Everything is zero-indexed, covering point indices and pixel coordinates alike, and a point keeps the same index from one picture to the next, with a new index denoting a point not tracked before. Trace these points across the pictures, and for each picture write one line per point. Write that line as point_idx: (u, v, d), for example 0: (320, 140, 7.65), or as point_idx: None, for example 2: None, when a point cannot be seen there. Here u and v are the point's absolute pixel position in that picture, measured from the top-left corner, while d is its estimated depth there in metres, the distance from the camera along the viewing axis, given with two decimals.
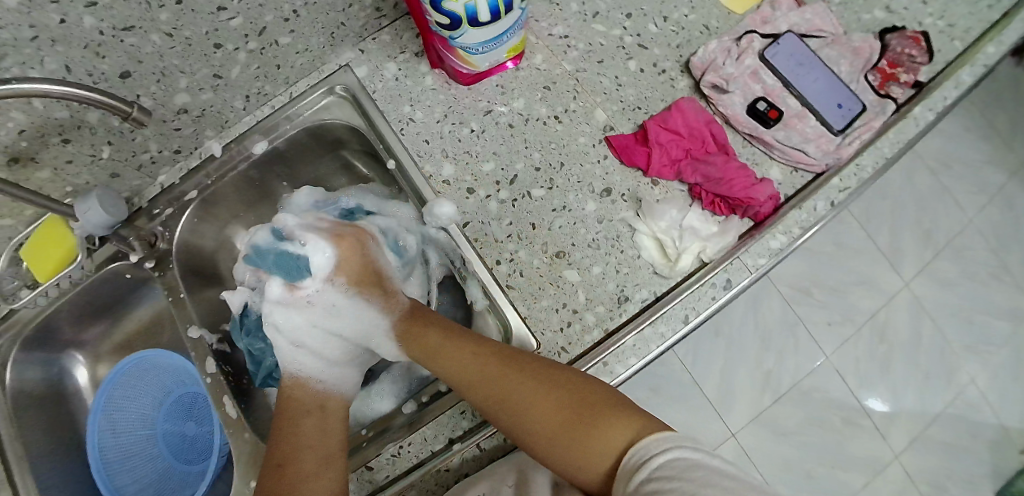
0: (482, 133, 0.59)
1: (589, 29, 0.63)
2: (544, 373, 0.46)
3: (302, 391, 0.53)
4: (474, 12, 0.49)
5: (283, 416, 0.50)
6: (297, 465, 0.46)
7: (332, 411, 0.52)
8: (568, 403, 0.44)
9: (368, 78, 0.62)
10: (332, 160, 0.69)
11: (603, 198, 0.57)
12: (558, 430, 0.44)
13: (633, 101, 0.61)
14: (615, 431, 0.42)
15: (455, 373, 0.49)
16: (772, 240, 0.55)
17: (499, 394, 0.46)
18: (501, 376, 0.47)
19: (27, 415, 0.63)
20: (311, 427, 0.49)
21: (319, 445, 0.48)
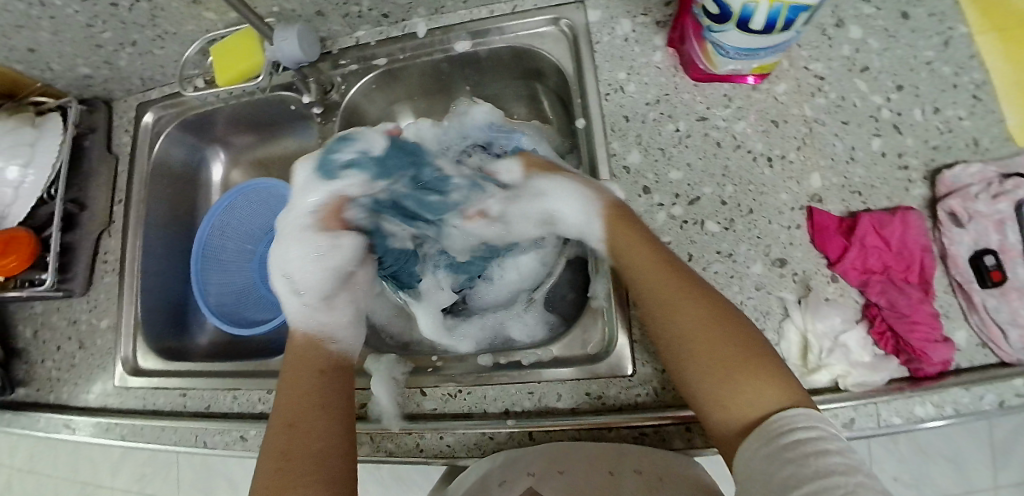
0: (686, 138, 0.54)
1: (849, 81, 0.55)
2: (715, 303, 0.44)
3: (314, 350, 0.49)
4: (750, 16, 0.45)
5: (291, 376, 0.47)
6: (308, 429, 0.42)
7: (341, 370, 0.48)
8: (728, 348, 0.41)
9: (598, 25, 0.57)
10: (520, 86, 0.66)
11: (774, 267, 0.52)
12: (714, 368, 0.41)
13: (856, 182, 0.53)
14: (761, 393, 0.40)
15: (634, 266, 0.47)
16: (916, 406, 0.49)
17: (669, 312, 0.44)
18: (672, 287, 0.44)
19: (160, 181, 0.73)
20: (318, 387, 0.46)
21: (323, 405, 0.44)
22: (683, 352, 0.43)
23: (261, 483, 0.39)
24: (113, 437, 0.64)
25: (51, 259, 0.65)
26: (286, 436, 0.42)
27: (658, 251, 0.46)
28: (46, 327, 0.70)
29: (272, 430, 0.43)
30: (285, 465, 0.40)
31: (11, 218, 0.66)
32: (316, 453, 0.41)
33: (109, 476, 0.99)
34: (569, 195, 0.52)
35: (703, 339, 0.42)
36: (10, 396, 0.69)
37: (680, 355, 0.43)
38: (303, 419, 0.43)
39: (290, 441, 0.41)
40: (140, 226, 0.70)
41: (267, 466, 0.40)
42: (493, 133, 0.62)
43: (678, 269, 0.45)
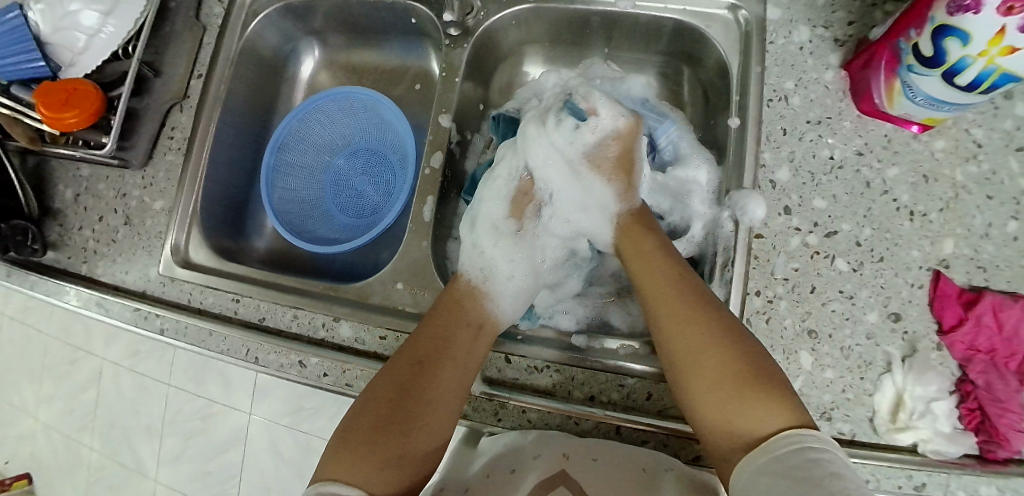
0: (838, 168, 0.53)
1: (1004, 155, 0.53)
2: (729, 334, 0.42)
3: (472, 303, 0.52)
4: (962, 71, 0.43)
5: (442, 316, 0.51)
6: (427, 383, 0.46)
7: (483, 337, 0.51)
8: (715, 363, 0.41)
9: (775, 25, 0.55)
10: (667, 62, 0.65)
11: (887, 319, 0.51)
12: (710, 387, 0.41)
13: (984, 259, 0.52)
14: (760, 415, 0.38)
15: (656, 299, 0.47)
16: (982, 486, 0.49)
17: (671, 344, 0.44)
18: (684, 311, 0.45)
19: (248, 63, 0.67)
20: (458, 345, 0.49)
21: (451, 362, 0.48)
22: (686, 377, 0.42)
23: (373, 401, 0.44)
24: (152, 328, 0.60)
25: (114, 123, 0.58)
26: (413, 371, 0.46)
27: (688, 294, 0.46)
28: (91, 194, 0.65)
29: (399, 356, 0.48)
30: (399, 400, 0.44)
31: (78, 68, 0.59)
32: (423, 402, 0.45)
33: (106, 347, 0.97)
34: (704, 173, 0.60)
35: (708, 364, 0.41)
36: (40, 258, 0.65)
37: (683, 357, 0.43)
38: (428, 372, 0.46)
39: (413, 384, 0.45)
40: (215, 110, 0.64)
41: (381, 393, 0.45)
42: (645, 111, 0.64)
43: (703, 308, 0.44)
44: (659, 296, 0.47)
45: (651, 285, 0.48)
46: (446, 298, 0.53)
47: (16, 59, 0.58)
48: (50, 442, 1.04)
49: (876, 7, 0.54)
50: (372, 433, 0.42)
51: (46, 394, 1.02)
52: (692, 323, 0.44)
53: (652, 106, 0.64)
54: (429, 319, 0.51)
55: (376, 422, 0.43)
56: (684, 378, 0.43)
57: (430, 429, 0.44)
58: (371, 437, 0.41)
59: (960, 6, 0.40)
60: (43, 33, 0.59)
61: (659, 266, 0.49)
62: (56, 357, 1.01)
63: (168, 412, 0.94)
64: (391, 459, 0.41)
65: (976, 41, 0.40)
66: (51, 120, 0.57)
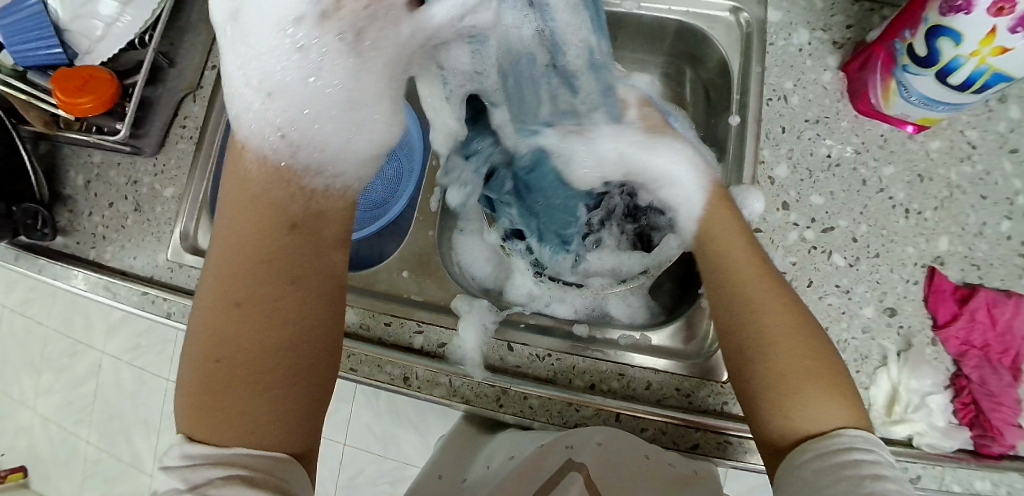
0: (835, 167, 0.54)
1: (997, 157, 0.54)
2: (810, 327, 0.42)
3: (296, 192, 0.38)
4: (955, 70, 0.44)
5: (244, 207, 0.37)
6: (255, 324, 0.35)
7: (311, 233, 0.38)
8: (801, 354, 0.40)
9: (775, 27, 0.57)
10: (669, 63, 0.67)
11: (883, 314, 0.52)
12: (779, 374, 0.40)
13: (977, 257, 0.53)
14: (822, 410, 0.38)
15: (732, 280, 0.44)
16: (977, 479, 0.50)
17: (755, 317, 0.42)
18: (761, 297, 0.42)
19: None
20: (281, 261, 0.36)
21: (280, 285, 0.35)
22: (758, 367, 0.41)
23: (196, 363, 0.35)
24: (159, 312, 0.61)
25: (129, 110, 0.60)
26: (231, 315, 0.34)
27: (767, 279, 0.43)
28: (102, 181, 0.67)
29: (213, 297, 0.35)
30: (224, 349, 0.34)
31: (94, 55, 0.61)
32: (255, 342, 0.34)
33: (105, 339, 0.97)
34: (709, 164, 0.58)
35: (783, 353, 0.40)
36: (49, 242, 0.66)
37: (755, 338, 0.41)
38: (248, 314, 0.35)
39: (234, 329, 0.34)
40: (227, 100, 0.65)
41: (202, 345, 0.35)
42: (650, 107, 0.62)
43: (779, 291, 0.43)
44: (743, 265, 0.44)
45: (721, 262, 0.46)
46: (235, 190, 0.38)
47: (33, 45, 0.59)
48: (48, 434, 1.04)
49: (873, 11, 0.56)
50: (205, 386, 0.34)
51: (45, 386, 1.02)
52: (780, 306, 0.42)
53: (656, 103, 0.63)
54: (220, 239, 0.37)
55: (209, 374, 0.34)
56: (756, 360, 0.41)
57: (291, 365, 0.36)
58: (204, 391, 0.34)
59: (952, 7, 0.42)
60: (60, 21, 0.60)
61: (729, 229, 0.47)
62: (55, 348, 1.01)
63: (167, 405, 0.95)
64: (242, 415, 0.33)
65: (968, 40, 0.42)
66: (66, 105, 0.58)
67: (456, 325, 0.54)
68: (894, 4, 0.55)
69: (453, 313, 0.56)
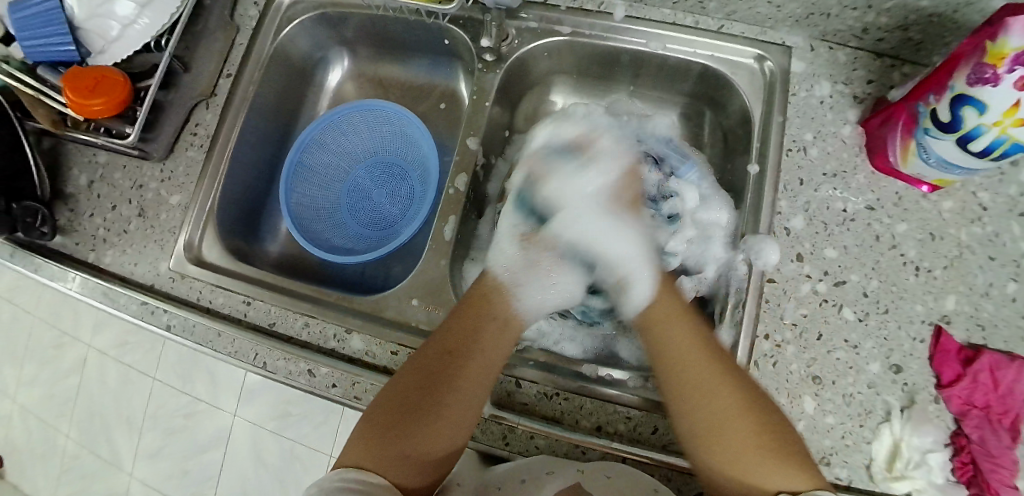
0: (850, 221, 0.55)
1: (1007, 219, 0.55)
2: (750, 406, 0.43)
3: (500, 298, 0.53)
4: (975, 138, 0.45)
5: (472, 314, 0.51)
6: (455, 377, 0.47)
7: (505, 331, 0.51)
8: (733, 424, 0.43)
9: (798, 78, 0.58)
10: (689, 101, 0.67)
11: (888, 370, 0.53)
12: (717, 440, 0.43)
13: (984, 318, 0.53)
14: (780, 480, 0.39)
15: (671, 369, 0.47)
16: None
17: (695, 389, 0.45)
18: (711, 382, 0.45)
19: (277, 67, 0.68)
20: (487, 340, 0.49)
21: (479, 351, 0.49)
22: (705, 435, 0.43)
23: (394, 394, 0.46)
24: (159, 324, 0.59)
25: (140, 114, 0.58)
26: (442, 364, 0.47)
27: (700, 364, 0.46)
28: (106, 182, 0.65)
29: (431, 347, 0.49)
30: (427, 386, 0.46)
31: (108, 55, 0.60)
32: (446, 397, 0.46)
33: (93, 334, 0.95)
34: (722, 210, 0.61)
35: (728, 424, 0.43)
36: (47, 242, 0.64)
37: (705, 423, 0.44)
38: (453, 367, 0.47)
39: (439, 376, 0.47)
40: (242, 110, 0.65)
41: (410, 377, 0.47)
42: (668, 150, 0.66)
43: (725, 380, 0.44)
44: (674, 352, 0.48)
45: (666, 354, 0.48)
46: (479, 288, 0.54)
47: (44, 40, 0.58)
48: (25, 425, 1.01)
49: (894, 68, 0.57)
50: (392, 422, 0.44)
51: (28, 376, 0.99)
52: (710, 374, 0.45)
53: (675, 146, 0.66)
54: (465, 301, 0.53)
55: (402, 407, 0.45)
56: (695, 421, 0.44)
57: (455, 422, 0.45)
58: (391, 428, 0.44)
59: (979, 78, 0.42)
60: (76, 18, 0.58)
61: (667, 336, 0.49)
62: (40, 340, 0.98)
63: (150, 406, 0.92)
64: (408, 455, 0.43)
65: (992, 110, 0.42)
66: (76, 106, 0.56)
67: None
68: (916, 64, 0.56)
69: None
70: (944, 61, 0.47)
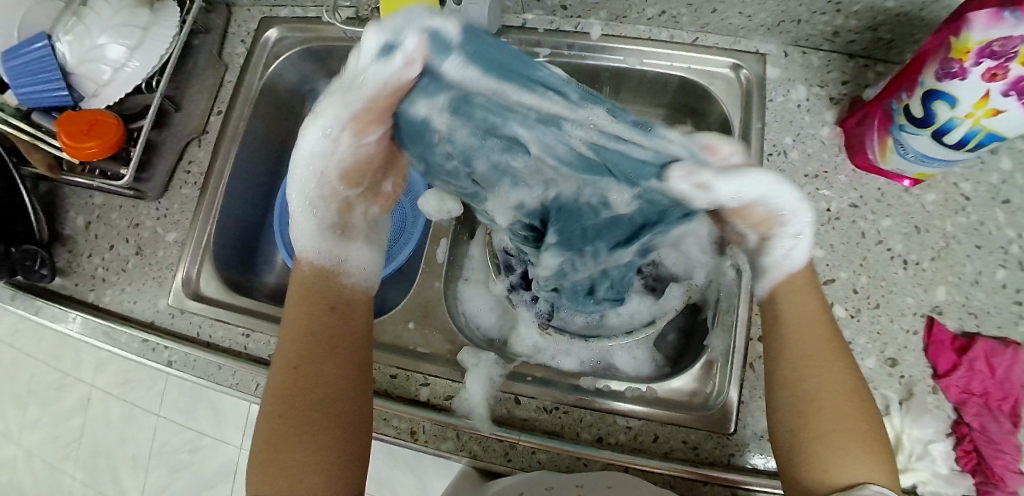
0: (835, 220, 0.56)
1: (990, 208, 0.56)
2: (852, 393, 0.42)
3: (322, 284, 0.49)
4: (949, 131, 0.46)
5: (294, 318, 0.47)
6: (313, 382, 0.44)
7: (343, 311, 0.48)
8: (844, 417, 0.41)
9: (773, 84, 0.59)
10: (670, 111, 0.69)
11: (884, 365, 0.53)
12: (821, 439, 0.40)
13: (975, 306, 0.54)
14: (865, 471, 0.39)
15: (790, 320, 0.46)
16: None
17: (802, 382, 0.43)
18: (814, 364, 0.43)
19: (267, 101, 0.69)
20: (328, 330, 0.46)
21: (332, 349, 0.46)
22: (812, 412, 0.41)
23: (265, 424, 0.43)
24: (159, 360, 0.59)
25: (134, 155, 0.60)
26: (295, 377, 0.44)
27: (819, 344, 0.44)
28: (103, 222, 0.66)
29: (274, 370, 0.45)
30: (290, 401, 0.43)
31: (101, 98, 0.60)
32: (315, 408, 0.43)
33: (95, 374, 0.95)
34: None
35: (832, 413, 0.41)
36: (48, 284, 0.65)
37: (806, 410, 0.42)
38: (306, 371, 0.44)
39: (292, 397, 0.43)
40: (233, 146, 0.66)
41: (269, 400, 0.44)
42: None
43: (837, 359, 0.43)
44: (810, 323, 0.45)
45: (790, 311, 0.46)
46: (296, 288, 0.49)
47: (40, 87, 0.59)
48: (32, 470, 1.00)
49: (867, 68, 0.58)
50: (268, 450, 0.42)
51: (32, 419, 0.99)
52: (820, 360, 0.43)
53: None
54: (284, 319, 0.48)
55: (271, 429, 0.43)
56: (808, 425, 0.41)
57: (341, 430, 0.44)
58: (271, 458, 0.42)
59: (947, 73, 0.43)
60: (67, 64, 0.59)
61: (800, 287, 0.47)
62: (43, 383, 0.98)
63: (155, 443, 0.92)
64: (311, 474, 0.41)
65: (962, 103, 0.43)
66: (71, 148, 0.58)
67: (463, 379, 0.55)
68: (888, 62, 0.58)
69: (459, 366, 0.56)
70: (912, 58, 0.48)
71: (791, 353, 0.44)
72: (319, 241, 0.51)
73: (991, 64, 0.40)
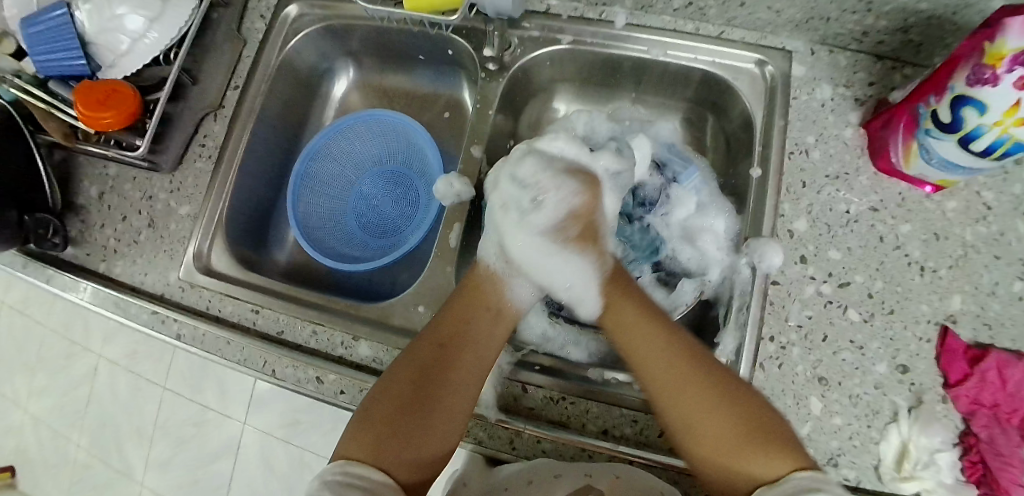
0: (853, 222, 0.55)
1: (1012, 218, 0.55)
2: (717, 387, 0.44)
3: (492, 288, 0.54)
4: (976, 138, 0.45)
5: (463, 303, 0.52)
6: (452, 366, 0.48)
7: (484, 329, 0.52)
8: (713, 420, 0.43)
9: (798, 82, 0.58)
10: (690, 106, 0.68)
11: (895, 371, 0.53)
12: (714, 447, 0.42)
13: (991, 317, 0.53)
14: (763, 464, 0.40)
15: (634, 357, 0.49)
16: None
17: (663, 402, 0.46)
18: (668, 381, 0.46)
19: (284, 78, 0.69)
20: (480, 337, 0.51)
21: (478, 354, 0.50)
22: (689, 429, 0.44)
23: (395, 381, 0.46)
24: (168, 333, 0.60)
25: (150, 127, 0.59)
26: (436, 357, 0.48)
27: (664, 360, 0.47)
28: (117, 193, 0.66)
29: (423, 339, 0.50)
30: (425, 370, 0.47)
31: (118, 69, 0.60)
32: (448, 382, 0.47)
33: (102, 344, 0.96)
34: (721, 213, 0.62)
35: (706, 421, 0.43)
36: (59, 252, 0.65)
37: (685, 423, 0.44)
38: (451, 355, 0.49)
39: (436, 366, 0.48)
40: (249, 122, 0.66)
41: (404, 374, 0.47)
42: (670, 155, 0.67)
43: (686, 379, 0.45)
44: (647, 344, 0.49)
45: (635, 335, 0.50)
46: (465, 289, 0.53)
47: (57, 54, 0.59)
48: (37, 437, 1.01)
49: (895, 70, 0.57)
50: (398, 411, 0.44)
51: (38, 387, 1.00)
52: (666, 375, 0.46)
53: (677, 152, 0.67)
54: (448, 303, 0.53)
55: (399, 404, 0.45)
56: (686, 433, 0.44)
57: (454, 417, 0.46)
58: (396, 419, 0.44)
59: (978, 78, 0.42)
60: (86, 33, 0.58)
61: (626, 318, 0.51)
62: (50, 351, 0.99)
63: (160, 415, 0.93)
64: (418, 442, 0.44)
65: (992, 111, 0.42)
66: (86, 117, 0.57)
67: None
68: (918, 64, 0.57)
69: None
70: (944, 62, 0.47)
71: (651, 398, 0.47)
72: (507, 253, 0.56)
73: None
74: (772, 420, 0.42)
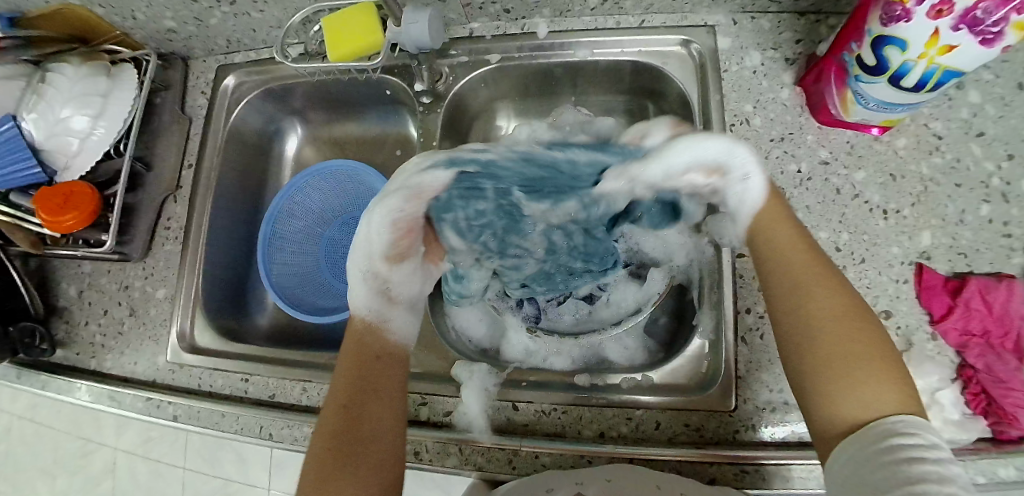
0: (808, 180, 0.55)
1: (964, 144, 0.55)
2: (854, 307, 0.40)
3: (371, 336, 0.48)
4: (906, 74, 0.45)
5: (346, 360, 0.47)
6: (360, 421, 0.43)
7: (397, 362, 0.48)
8: (844, 339, 0.39)
9: (726, 54, 0.59)
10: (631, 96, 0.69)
11: (878, 318, 0.52)
12: (830, 365, 0.38)
13: (963, 245, 0.53)
14: (875, 397, 0.37)
15: (774, 260, 0.44)
16: (1000, 467, 0.48)
17: (797, 306, 0.41)
18: (813, 284, 0.42)
19: (235, 146, 0.70)
20: (378, 382, 0.46)
21: (382, 398, 0.45)
22: (808, 345, 0.40)
23: (308, 467, 0.42)
24: (165, 417, 0.60)
25: (112, 221, 0.61)
26: (344, 419, 0.43)
27: (810, 267, 0.43)
28: (95, 289, 0.67)
29: (323, 412, 0.44)
30: (335, 436, 0.42)
31: (72, 170, 0.61)
32: (362, 440, 0.43)
33: (117, 436, 0.97)
34: None
35: (832, 343, 0.39)
36: (50, 357, 0.66)
37: (803, 340, 0.40)
38: (355, 412, 0.44)
39: (343, 430, 0.43)
40: (208, 195, 0.67)
41: (316, 451, 0.42)
42: None
43: (833, 286, 0.41)
44: (788, 246, 0.44)
45: (774, 249, 0.45)
46: (347, 342, 0.49)
47: (10, 168, 0.60)
48: None
49: (819, 23, 0.58)
50: (321, 491, 0.40)
51: (63, 490, 1.01)
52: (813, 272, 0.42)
53: None
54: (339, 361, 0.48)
55: (320, 480, 0.41)
56: (807, 346, 0.40)
57: (384, 467, 0.43)
58: None
59: (891, 17, 0.43)
60: (36, 141, 0.60)
61: (774, 222, 0.46)
62: (67, 453, 1.00)
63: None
64: None
65: (914, 45, 0.43)
66: (50, 224, 0.59)
67: (459, 393, 0.55)
68: (838, 14, 0.57)
69: (454, 381, 0.56)
70: (856, 9, 0.48)
71: (783, 299, 0.42)
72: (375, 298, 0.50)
73: (934, 1, 0.39)
74: (891, 357, 0.39)
